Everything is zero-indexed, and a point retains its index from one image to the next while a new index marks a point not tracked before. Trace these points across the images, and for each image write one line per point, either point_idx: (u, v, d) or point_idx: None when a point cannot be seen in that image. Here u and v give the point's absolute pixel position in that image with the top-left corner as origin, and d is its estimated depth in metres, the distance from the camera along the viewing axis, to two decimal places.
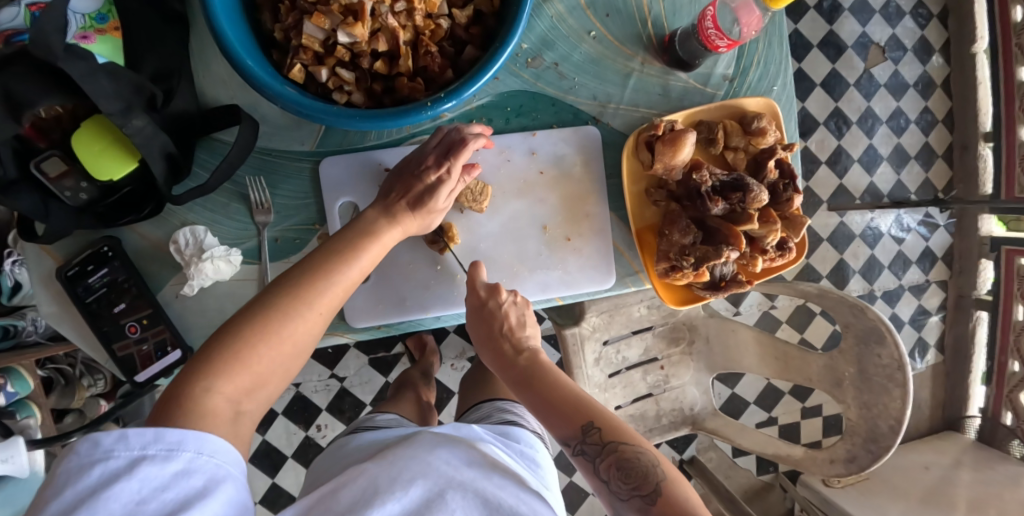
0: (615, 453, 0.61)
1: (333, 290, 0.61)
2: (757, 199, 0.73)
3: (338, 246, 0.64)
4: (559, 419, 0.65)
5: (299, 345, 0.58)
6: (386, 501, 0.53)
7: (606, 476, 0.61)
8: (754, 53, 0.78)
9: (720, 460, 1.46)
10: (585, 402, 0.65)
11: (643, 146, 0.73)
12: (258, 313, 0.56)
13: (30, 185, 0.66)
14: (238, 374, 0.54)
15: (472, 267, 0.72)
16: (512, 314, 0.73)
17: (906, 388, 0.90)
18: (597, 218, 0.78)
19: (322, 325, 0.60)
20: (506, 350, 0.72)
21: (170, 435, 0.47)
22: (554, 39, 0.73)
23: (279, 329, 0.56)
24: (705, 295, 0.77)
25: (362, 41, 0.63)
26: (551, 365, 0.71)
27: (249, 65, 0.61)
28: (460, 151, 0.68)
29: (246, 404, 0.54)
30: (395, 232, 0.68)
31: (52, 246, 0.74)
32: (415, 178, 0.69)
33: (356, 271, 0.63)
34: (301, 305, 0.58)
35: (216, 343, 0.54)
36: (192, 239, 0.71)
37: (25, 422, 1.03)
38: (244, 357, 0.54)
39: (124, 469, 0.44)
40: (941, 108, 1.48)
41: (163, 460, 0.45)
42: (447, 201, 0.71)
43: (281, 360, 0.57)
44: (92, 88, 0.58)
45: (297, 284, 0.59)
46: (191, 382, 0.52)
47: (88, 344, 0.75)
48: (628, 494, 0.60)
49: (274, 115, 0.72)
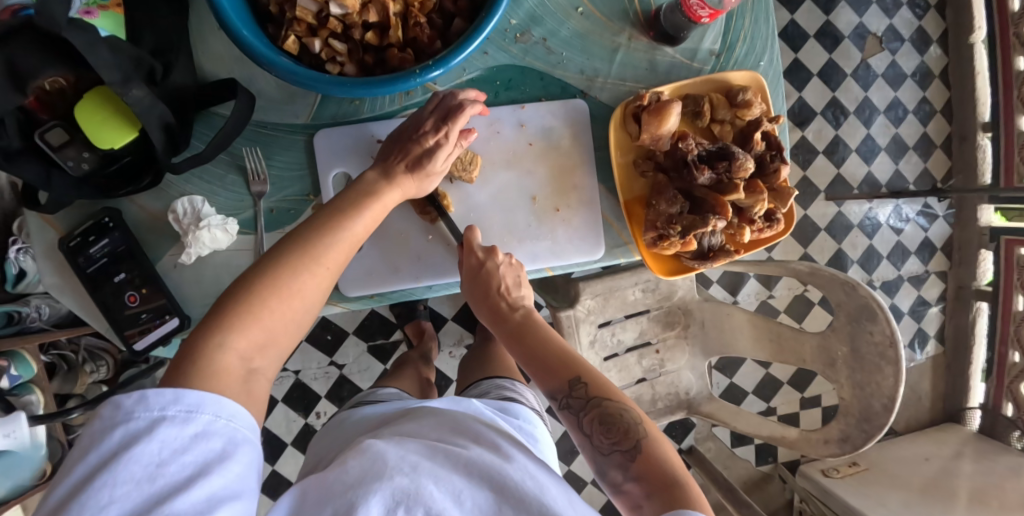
0: (599, 407, 0.64)
1: (338, 247, 0.60)
2: (742, 168, 0.74)
3: (339, 206, 0.64)
4: (546, 372, 0.67)
5: (309, 300, 0.57)
6: (392, 475, 0.51)
7: (588, 429, 0.63)
8: (741, 28, 0.79)
9: (719, 450, 1.43)
10: (572, 359, 0.67)
11: (630, 118, 0.75)
12: (267, 270, 0.55)
13: (34, 155, 0.68)
14: (251, 328, 0.52)
15: (466, 232, 0.73)
16: (509, 275, 0.74)
17: (898, 366, 0.88)
18: (585, 189, 0.79)
19: (330, 280, 0.59)
20: (502, 307, 0.74)
21: (189, 398, 0.45)
22: (542, 15, 0.75)
23: (288, 285, 0.55)
24: (693, 265, 0.78)
25: (353, 12, 0.65)
26: (544, 324, 0.73)
27: (245, 35, 0.63)
28: (457, 116, 0.70)
29: (259, 361, 0.52)
30: (395, 193, 0.68)
31: (54, 218, 0.76)
32: (418, 145, 0.70)
33: (359, 227, 0.63)
34: (309, 261, 0.57)
35: (228, 298, 0.53)
36: (190, 209, 0.73)
37: (28, 398, 1.04)
38: (254, 311, 0.53)
39: (145, 431, 0.43)
40: (939, 98, 1.48)
41: (182, 423, 0.44)
42: (444, 165, 0.72)
43: (293, 318, 0.56)
44: (93, 57, 0.60)
45: (302, 241, 0.59)
46: (205, 338, 0.50)
47: (88, 313, 0.77)
48: (609, 448, 0.62)
49: (270, 89, 0.74)
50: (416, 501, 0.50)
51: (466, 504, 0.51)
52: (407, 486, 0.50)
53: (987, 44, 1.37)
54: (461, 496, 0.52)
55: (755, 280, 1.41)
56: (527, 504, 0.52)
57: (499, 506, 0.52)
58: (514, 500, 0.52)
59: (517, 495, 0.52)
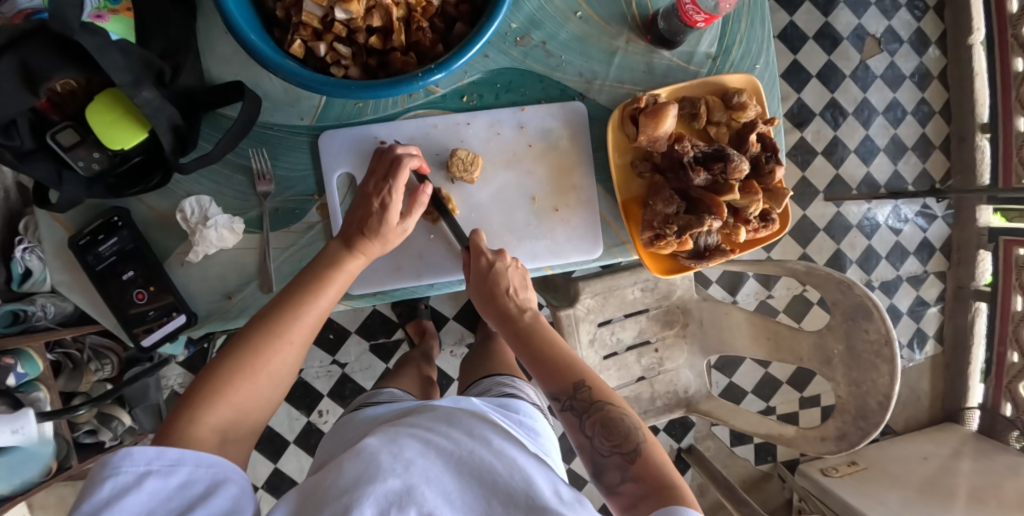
0: (601, 411, 0.65)
1: (301, 322, 0.63)
2: (737, 169, 0.76)
3: (305, 279, 0.66)
4: (551, 374, 0.68)
5: (276, 377, 0.61)
6: (385, 477, 0.53)
7: (590, 431, 0.64)
8: (737, 32, 0.81)
9: (717, 449, 1.46)
10: (577, 365, 0.69)
11: (627, 120, 0.77)
12: (231, 351, 0.60)
13: (46, 155, 0.70)
14: (216, 406, 0.57)
15: (472, 236, 0.75)
16: (516, 277, 0.76)
17: (893, 364, 0.89)
18: (583, 189, 0.81)
19: (297, 354, 0.63)
20: (510, 308, 0.74)
21: (170, 451, 0.51)
22: (542, 19, 0.77)
23: (253, 365, 0.59)
24: (690, 264, 0.80)
25: (358, 17, 0.66)
26: (550, 329, 0.73)
27: (253, 39, 0.64)
28: (397, 171, 0.71)
29: (232, 433, 0.57)
30: (358, 261, 0.70)
31: (64, 217, 0.77)
32: (368, 213, 0.71)
33: (325, 300, 0.66)
34: (274, 340, 0.61)
35: (198, 379, 0.58)
36: (198, 208, 0.75)
37: (35, 395, 1.05)
38: (222, 391, 0.57)
39: (133, 484, 0.49)
40: (938, 99, 1.50)
41: (166, 474, 0.50)
42: (400, 220, 0.72)
43: (261, 393, 0.60)
44: (105, 60, 0.61)
45: (265, 320, 0.62)
46: (176, 418, 0.56)
47: (96, 310, 0.79)
48: (609, 450, 0.63)
49: (275, 91, 0.76)
50: (409, 502, 0.52)
51: (456, 504, 0.54)
52: (400, 487, 0.53)
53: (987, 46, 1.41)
54: (451, 497, 0.54)
55: (754, 279, 1.43)
56: (515, 499, 0.54)
57: (489, 501, 0.55)
58: (503, 496, 0.55)
59: (506, 492, 0.55)
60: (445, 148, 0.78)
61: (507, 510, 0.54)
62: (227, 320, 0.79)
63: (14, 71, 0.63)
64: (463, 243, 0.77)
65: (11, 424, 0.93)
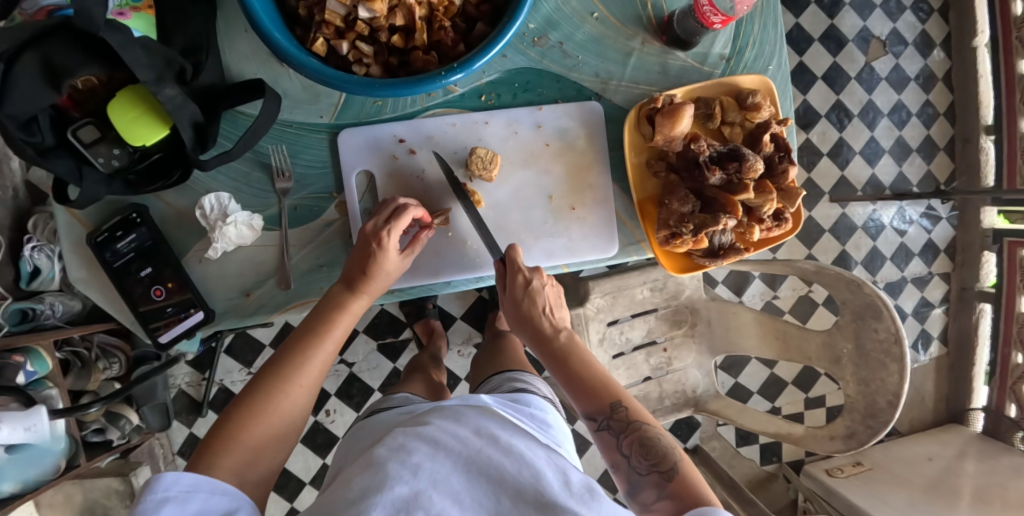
0: (638, 432, 0.67)
1: (310, 364, 0.65)
2: (752, 168, 0.76)
3: (310, 323, 0.68)
4: (589, 395, 0.70)
5: (289, 418, 0.62)
6: (393, 484, 0.54)
7: (627, 451, 0.67)
8: (750, 34, 0.82)
9: (723, 450, 1.46)
10: (611, 385, 0.71)
11: (644, 120, 0.78)
12: (244, 398, 0.61)
13: (66, 151, 0.70)
14: (233, 451, 0.58)
15: (512, 253, 0.75)
16: (552, 295, 0.77)
17: (902, 363, 0.90)
18: (599, 188, 0.82)
19: (307, 396, 0.65)
20: (545, 328, 0.75)
21: (186, 478, 0.53)
22: (558, 20, 0.78)
23: (265, 406, 0.61)
24: (705, 263, 0.81)
25: (381, 16, 0.67)
26: (585, 349, 0.75)
27: (277, 37, 0.65)
28: (400, 216, 0.73)
29: (251, 473, 0.58)
30: (362, 301, 0.71)
31: (82, 213, 0.78)
32: (369, 253, 0.71)
33: (332, 341, 0.68)
34: (284, 383, 0.63)
35: (214, 426, 0.60)
36: (217, 205, 0.75)
37: (48, 392, 1.05)
38: (237, 434, 0.59)
39: (151, 510, 0.50)
40: (942, 102, 1.51)
41: (183, 502, 0.51)
42: (402, 260, 0.74)
43: (276, 435, 0.61)
44: (128, 57, 0.62)
45: (276, 365, 0.64)
46: (195, 465, 0.57)
47: (113, 307, 0.79)
48: (647, 469, 0.66)
49: (294, 89, 0.76)
50: (416, 506, 0.53)
51: (466, 503, 0.55)
52: (407, 493, 0.53)
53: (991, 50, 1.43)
54: (461, 496, 0.55)
55: (760, 280, 1.44)
56: (524, 494, 0.55)
57: (499, 497, 0.56)
58: (512, 492, 0.56)
59: (514, 487, 0.56)
60: (463, 148, 0.79)
61: (517, 505, 0.55)
62: (244, 316, 0.79)
63: (38, 67, 0.63)
64: (498, 256, 0.77)
65: (24, 422, 0.92)
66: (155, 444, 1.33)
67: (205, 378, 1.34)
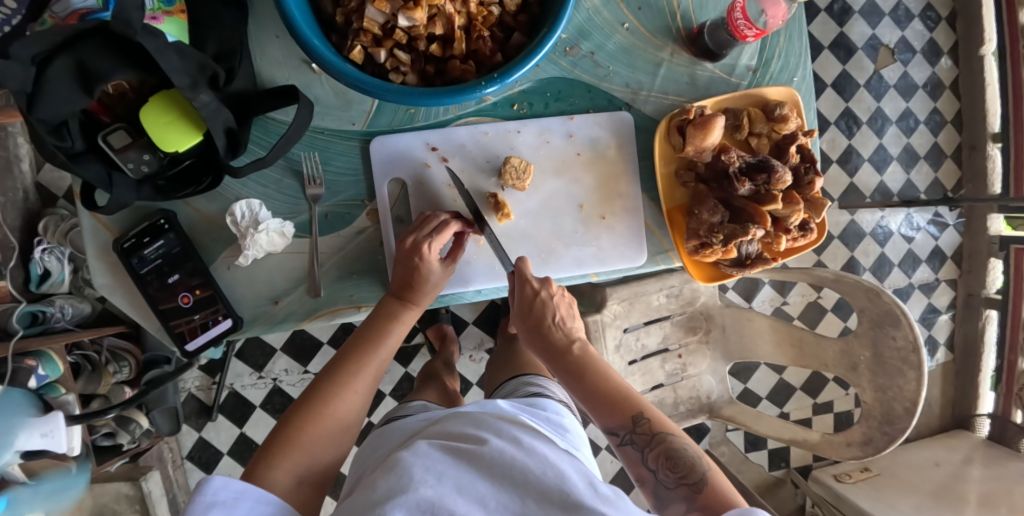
0: (663, 443, 0.66)
1: (364, 372, 0.72)
2: (781, 180, 0.77)
3: (363, 334, 0.74)
4: (608, 408, 0.69)
5: (344, 424, 0.68)
6: (417, 487, 0.53)
7: (653, 465, 0.66)
8: (777, 46, 0.83)
9: (732, 455, 1.43)
10: (632, 396, 0.69)
11: (675, 130, 0.79)
12: (302, 404, 0.68)
13: (95, 156, 0.69)
14: (292, 451, 0.63)
15: (518, 263, 0.76)
16: (563, 306, 0.76)
17: (920, 370, 0.92)
18: (629, 197, 0.83)
19: (359, 402, 0.71)
20: (558, 339, 0.74)
21: (234, 484, 0.56)
22: (590, 30, 0.78)
23: (323, 411, 0.67)
24: (732, 272, 0.82)
25: (421, 25, 0.67)
26: (599, 359, 0.73)
27: (315, 44, 0.64)
28: (443, 231, 0.76)
29: (307, 474, 0.63)
30: (413, 311, 0.77)
31: (109, 220, 0.77)
32: (412, 266, 0.75)
33: (384, 351, 0.74)
34: (340, 390, 0.69)
35: (276, 429, 0.66)
36: (248, 212, 0.75)
37: (63, 398, 1.02)
38: (297, 438, 0.65)
39: (200, 513, 0.54)
40: (949, 109, 1.54)
41: (230, 507, 0.55)
42: (438, 270, 0.77)
43: (331, 439, 0.67)
44: (164, 62, 0.61)
45: (334, 374, 0.71)
46: (257, 464, 0.62)
47: (137, 313, 0.78)
48: (675, 482, 0.64)
49: (327, 96, 0.76)
50: (440, 508, 0.51)
51: (490, 506, 0.53)
52: (431, 496, 0.52)
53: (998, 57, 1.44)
54: (486, 500, 0.53)
55: (770, 286, 1.45)
56: (549, 494, 0.53)
57: (523, 498, 0.54)
58: (536, 492, 0.54)
59: (538, 488, 0.54)
60: (496, 156, 0.80)
61: (542, 505, 0.53)
62: (273, 324, 0.79)
63: (69, 69, 0.62)
64: (509, 268, 0.78)
65: (40, 428, 0.91)
66: (165, 449, 1.30)
67: (215, 382, 1.33)
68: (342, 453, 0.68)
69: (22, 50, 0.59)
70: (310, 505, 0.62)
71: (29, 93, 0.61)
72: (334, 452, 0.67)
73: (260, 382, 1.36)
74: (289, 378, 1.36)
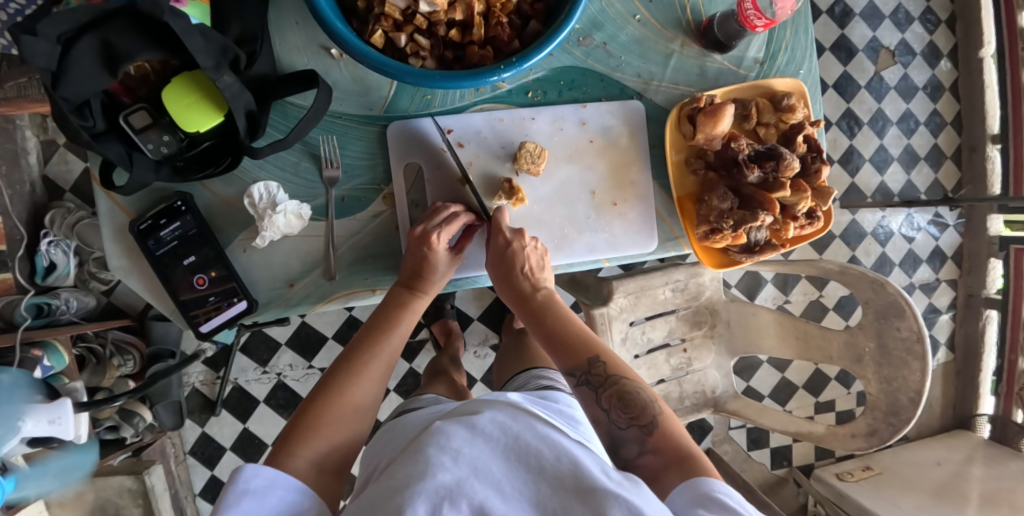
0: (617, 385, 0.67)
1: (376, 360, 0.72)
2: (789, 167, 0.79)
3: (374, 322, 0.75)
4: (566, 351, 0.71)
5: (359, 410, 0.69)
6: (435, 472, 0.50)
7: (606, 405, 0.66)
8: (784, 39, 0.85)
9: (734, 453, 1.46)
10: (591, 343, 0.71)
11: (685, 119, 0.80)
12: (319, 394, 0.68)
13: (116, 136, 0.69)
14: (312, 440, 0.63)
15: (496, 213, 0.79)
16: (534, 258, 0.79)
17: (925, 360, 0.93)
18: (640, 184, 0.84)
19: (375, 390, 0.71)
20: (525, 287, 0.78)
21: (265, 473, 0.58)
22: (603, 21, 0.80)
23: (338, 398, 0.68)
24: (741, 259, 0.84)
25: (441, 10, 0.69)
26: (564, 308, 0.77)
27: (338, 27, 0.65)
28: (452, 224, 0.77)
29: (327, 462, 0.63)
30: (423, 300, 0.78)
31: (125, 201, 0.77)
32: (421, 256, 0.76)
33: (397, 338, 0.75)
34: (354, 376, 0.70)
35: (294, 420, 0.66)
36: (266, 194, 0.76)
37: (70, 386, 0.99)
38: (316, 425, 0.65)
39: (233, 500, 0.55)
40: (949, 111, 1.57)
41: (262, 496, 0.56)
42: (446, 259, 0.78)
43: (347, 424, 0.67)
44: (189, 42, 0.62)
45: (346, 364, 0.71)
46: (280, 454, 0.62)
47: (152, 295, 0.79)
48: (625, 422, 0.65)
49: (345, 82, 0.77)
50: (459, 495, 0.48)
51: (507, 491, 0.50)
52: (449, 481, 0.49)
53: (997, 59, 1.49)
54: (502, 484, 0.51)
55: (773, 284, 1.48)
56: (563, 480, 0.51)
57: (539, 485, 0.51)
58: (551, 478, 0.51)
59: (553, 474, 0.52)
60: (512, 142, 0.81)
61: (557, 492, 0.50)
62: (289, 307, 0.80)
63: (95, 51, 0.63)
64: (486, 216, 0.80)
65: (47, 414, 0.87)
66: (168, 444, 1.29)
67: (219, 377, 1.33)
68: (356, 437, 0.68)
69: (49, 28, 0.59)
70: (329, 491, 0.62)
71: (54, 70, 0.61)
72: (350, 437, 0.67)
73: (264, 377, 1.36)
74: (293, 372, 1.36)
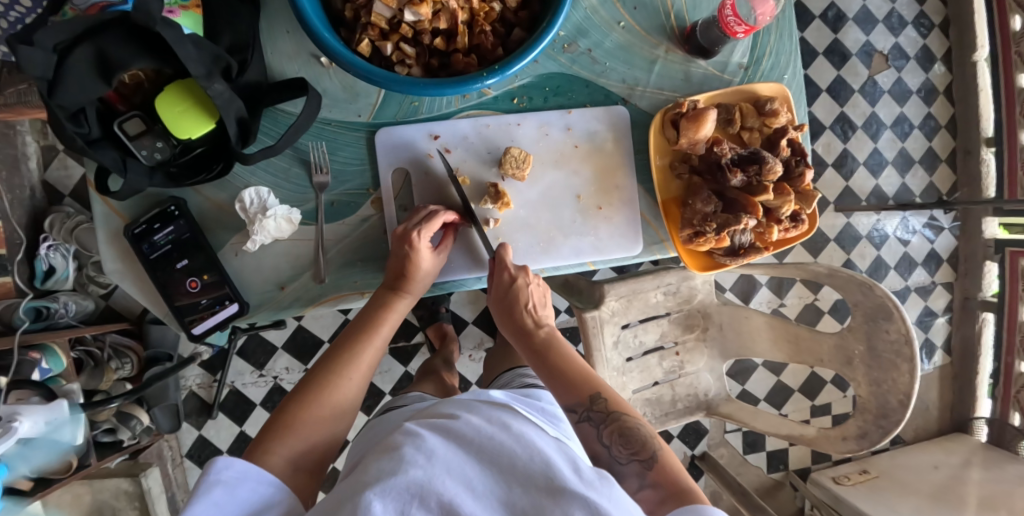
0: (618, 421, 0.68)
1: (359, 360, 0.73)
2: (772, 171, 0.80)
3: (358, 322, 0.77)
4: (568, 387, 0.72)
5: (339, 409, 0.70)
6: (407, 469, 0.51)
7: (608, 441, 0.67)
8: (767, 44, 0.86)
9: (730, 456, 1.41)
10: (592, 378, 0.73)
11: (669, 124, 0.82)
12: (299, 393, 0.69)
13: (110, 142, 0.71)
14: (290, 436, 0.65)
15: (500, 249, 0.80)
16: (536, 295, 0.81)
17: (913, 363, 0.94)
18: (626, 189, 0.86)
19: (356, 387, 0.72)
20: (527, 323, 0.79)
21: (238, 465, 0.58)
22: (587, 28, 0.81)
23: (318, 397, 0.69)
24: (726, 261, 0.84)
25: (426, 19, 0.70)
26: (566, 344, 0.77)
27: (326, 37, 0.66)
28: (431, 220, 0.78)
29: (303, 460, 0.64)
30: (406, 300, 0.79)
31: (120, 206, 0.78)
32: (403, 255, 0.77)
33: (380, 338, 0.76)
34: (336, 375, 0.71)
35: (272, 414, 0.67)
36: (257, 199, 0.78)
37: (67, 387, 1.01)
38: (291, 424, 0.66)
39: (204, 490, 0.56)
40: (944, 114, 1.58)
41: (233, 487, 0.57)
42: (428, 261, 0.79)
43: (325, 422, 0.68)
44: (181, 52, 0.63)
45: (328, 365, 0.72)
46: (255, 448, 0.63)
47: (146, 297, 0.80)
48: (627, 458, 0.66)
49: (335, 90, 0.79)
50: (429, 494, 0.49)
51: (478, 490, 0.51)
52: (421, 479, 0.50)
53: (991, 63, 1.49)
54: (474, 483, 0.52)
55: (767, 288, 1.49)
56: (535, 479, 0.52)
57: (509, 484, 0.52)
58: (522, 478, 0.52)
59: (524, 473, 0.52)
60: (497, 147, 0.83)
61: (528, 491, 0.51)
62: (279, 309, 0.81)
63: (90, 62, 0.64)
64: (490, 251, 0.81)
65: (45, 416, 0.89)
66: (165, 446, 1.31)
67: (217, 380, 1.34)
68: (338, 437, 0.69)
69: (46, 38, 0.60)
70: (304, 488, 0.63)
71: (50, 80, 0.62)
72: (331, 436, 0.68)
73: (260, 380, 1.37)
74: (289, 376, 1.38)
